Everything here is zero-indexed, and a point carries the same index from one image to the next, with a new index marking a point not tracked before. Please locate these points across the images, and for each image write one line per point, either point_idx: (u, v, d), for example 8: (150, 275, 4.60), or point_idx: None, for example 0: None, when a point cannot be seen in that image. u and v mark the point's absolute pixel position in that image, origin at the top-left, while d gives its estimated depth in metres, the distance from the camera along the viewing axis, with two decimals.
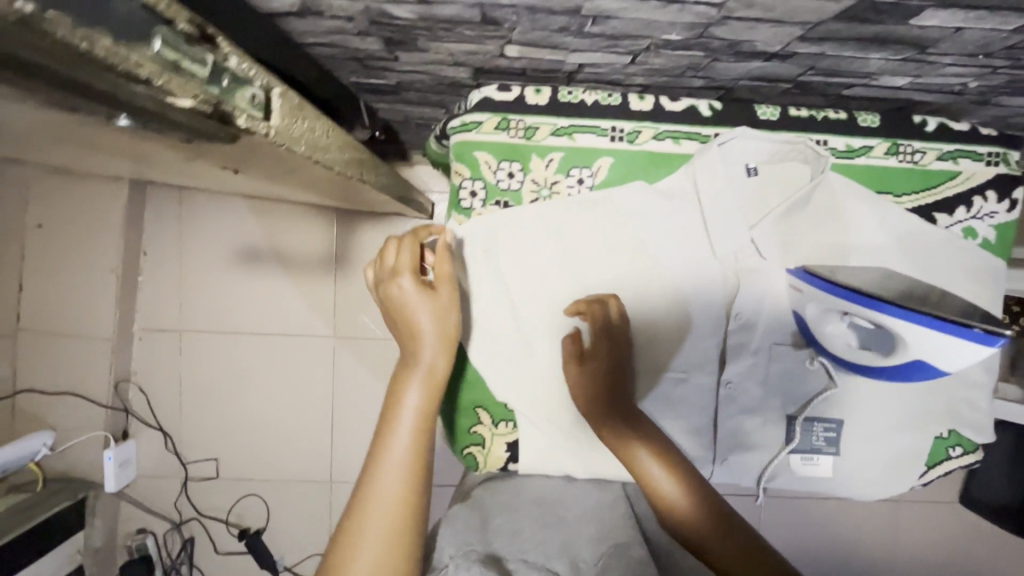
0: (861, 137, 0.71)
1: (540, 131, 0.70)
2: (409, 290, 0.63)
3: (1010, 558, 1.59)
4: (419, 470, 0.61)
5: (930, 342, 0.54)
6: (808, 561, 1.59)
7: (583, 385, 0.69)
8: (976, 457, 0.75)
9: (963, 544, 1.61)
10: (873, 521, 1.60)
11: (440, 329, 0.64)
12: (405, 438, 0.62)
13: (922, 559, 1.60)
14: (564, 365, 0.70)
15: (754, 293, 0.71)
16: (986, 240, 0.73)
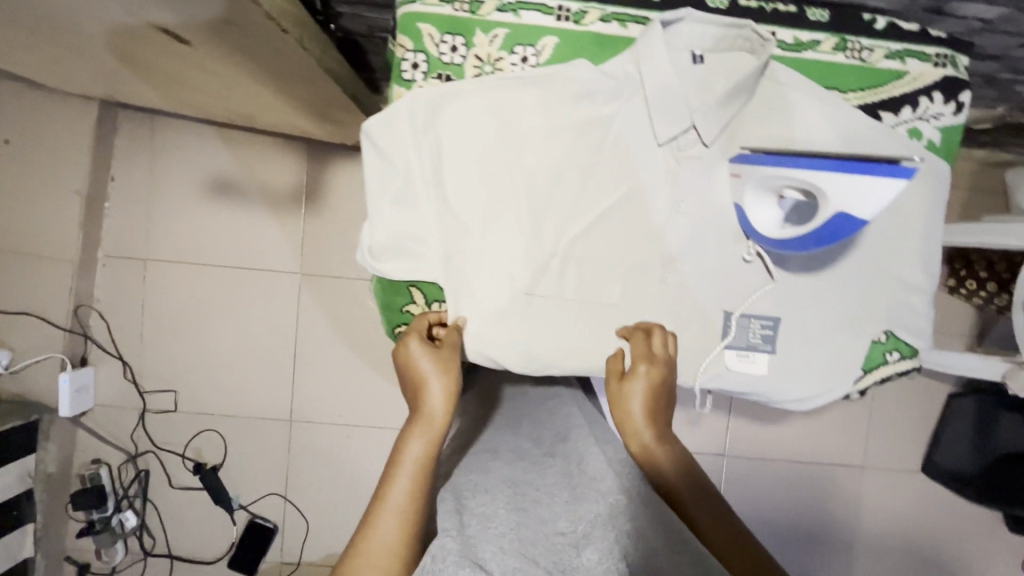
0: (809, 30, 0.71)
1: (485, 6, 0.69)
2: (418, 354, 0.67)
3: (972, 528, 1.59)
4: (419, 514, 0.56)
5: (853, 195, 0.56)
6: (767, 523, 1.58)
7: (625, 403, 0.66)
8: (914, 364, 0.75)
9: (924, 515, 1.60)
10: (835, 487, 1.59)
11: (444, 384, 0.65)
12: (404, 483, 0.57)
13: (880, 528, 1.60)
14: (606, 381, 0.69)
15: (695, 182, 0.71)
16: (931, 142, 0.73)
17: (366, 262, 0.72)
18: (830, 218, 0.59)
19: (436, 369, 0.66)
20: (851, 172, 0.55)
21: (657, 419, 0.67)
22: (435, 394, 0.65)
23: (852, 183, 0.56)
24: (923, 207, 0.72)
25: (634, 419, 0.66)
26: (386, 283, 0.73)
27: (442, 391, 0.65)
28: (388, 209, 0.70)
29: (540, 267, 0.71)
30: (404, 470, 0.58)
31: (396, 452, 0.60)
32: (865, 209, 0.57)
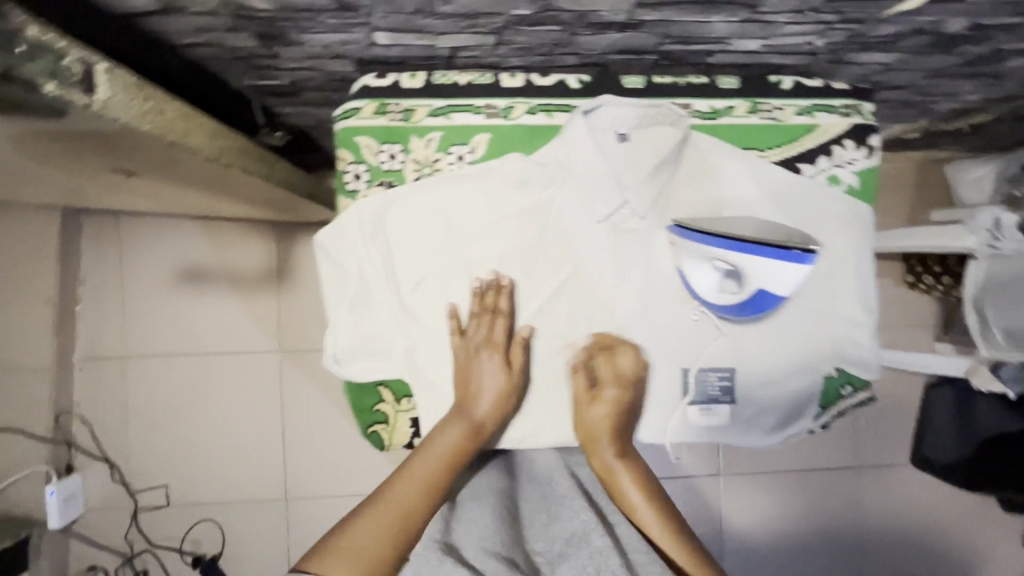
0: (722, 98, 0.76)
1: (418, 113, 0.73)
2: (485, 363, 0.70)
3: (967, 512, 1.63)
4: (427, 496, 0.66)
5: (774, 276, 0.69)
6: (771, 537, 1.60)
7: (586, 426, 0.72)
8: (865, 395, 0.79)
9: (920, 505, 1.63)
10: (831, 491, 1.61)
11: (499, 393, 0.70)
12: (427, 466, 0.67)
13: (880, 525, 1.62)
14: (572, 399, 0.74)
15: (636, 252, 0.75)
16: (850, 186, 0.78)
17: (332, 369, 0.73)
18: (754, 294, 0.70)
19: (499, 374, 0.70)
20: (769, 259, 0.68)
21: (620, 433, 0.72)
22: (488, 394, 0.70)
23: (768, 268, 0.69)
24: (852, 248, 0.77)
25: (598, 439, 0.72)
26: (356, 386, 0.74)
27: (495, 394, 0.70)
28: (348, 316, 0.73)
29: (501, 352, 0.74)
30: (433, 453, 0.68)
31: (437, 433, 0.69)
32: (779, 289, 0.70)
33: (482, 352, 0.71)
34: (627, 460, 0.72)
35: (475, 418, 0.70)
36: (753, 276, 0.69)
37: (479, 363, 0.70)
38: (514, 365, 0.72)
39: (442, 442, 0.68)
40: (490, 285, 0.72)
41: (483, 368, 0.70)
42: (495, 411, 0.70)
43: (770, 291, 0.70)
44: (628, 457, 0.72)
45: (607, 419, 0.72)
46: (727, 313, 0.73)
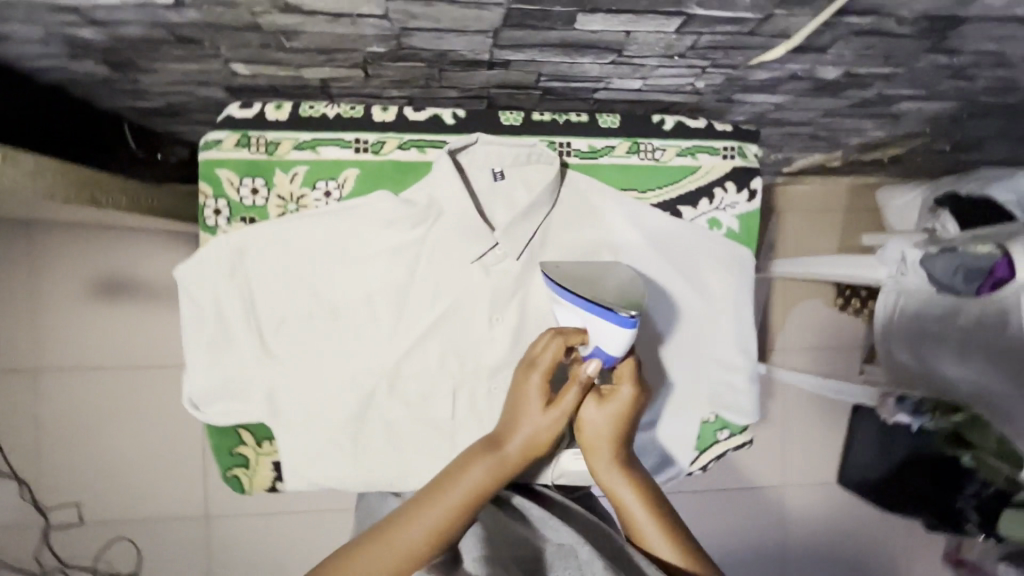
0: (602, 137, 0.75)
1: (282, 146, 0.70)
2: (535, 386, 0.63)
3: (890, 529, 1.66)
4: (444, 534, 0.59)
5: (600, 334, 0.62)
6: None
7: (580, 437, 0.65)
8: (743, 439, 0.79)
9: (845, 522, 1.66)
10: (759, 509, 1.63)
11: (535, 428, 0.63)
12: (452, 501, 0.60)
13: (806, 542, 1.65)
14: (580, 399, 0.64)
15: (509, 294, 0.73)
16: (731, 230, 0.77)
17: (189, 411, 0.71)
18: (592, 348, 0.63)
19: (540, 404, 0.63)
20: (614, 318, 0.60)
21: (628, 451, 0.66)
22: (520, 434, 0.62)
23: (610, 330, 0.61)
24: (729, 292, 0.76)
25: (600, 448, 0.65)
26: (216, 428, 0.72)
27: (533, 431, 0.63)
28: (205, 357, 0.70)
29: (366, 396, 0.71)
30: (456, 488, 0.61)
31: (461, 468, 0.61)
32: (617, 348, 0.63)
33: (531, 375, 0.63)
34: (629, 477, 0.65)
35: (504, 445, 0.62)
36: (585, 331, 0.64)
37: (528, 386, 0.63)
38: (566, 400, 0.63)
39: (466, 479, 0.61)
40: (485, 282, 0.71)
41: (530, 392, 0.63)
42: (533, 444, 0.63)
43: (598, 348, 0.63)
44: (632, 472, 0.65)
45: (612, 433, 0.64)
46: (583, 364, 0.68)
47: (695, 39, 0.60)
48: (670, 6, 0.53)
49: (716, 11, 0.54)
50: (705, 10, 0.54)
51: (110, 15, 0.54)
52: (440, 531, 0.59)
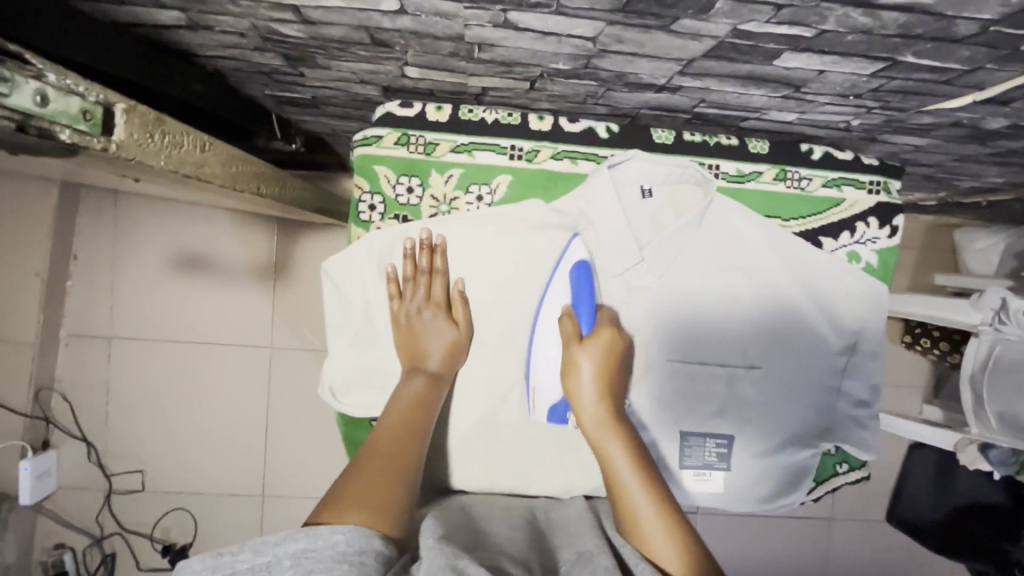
0: (750, 162, 0.76)
1: (440, 147, 0.72)
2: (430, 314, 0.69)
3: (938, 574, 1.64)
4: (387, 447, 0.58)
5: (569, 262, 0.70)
6: None
7: (580, 411, 0.63)
8: (861, 473, 0.80)
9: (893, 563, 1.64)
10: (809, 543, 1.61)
11: (443, 344, 0.68)
12: (389, 419, 0.61)
13: None
14: (568, 345, 0.66)
15: (646, 310, 0.74)
16: (868, 264, 0.78)
17: (327, 401, 0.72)
18: (574, 281, 0.69)
19: (439, 315, 0.69)
20: (552, 274, 0.71)
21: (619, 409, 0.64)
22: (435, 351, 0.68)
23: (558, 271, 0.70)
24: (866, 330, 0.75)
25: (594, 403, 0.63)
26: (349, 419, 0.73)
27: (443, 347, 0.68)
28: (347, 347, 0.71)
29: (499, 401, 0.73)
30: (393, 409, 0.62)
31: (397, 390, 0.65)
32: (578, 252, 0.70)
33: (418, 322, 0.68)
34: (618, 437, 0.61)
35: (433, 374, 0.67)
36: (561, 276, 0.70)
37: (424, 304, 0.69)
38: (458, 317, 0.70)
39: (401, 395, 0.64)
40: (421, 246, 0.70)
41: (434, 315, 0.69)
42: (449, 368, 0.69)
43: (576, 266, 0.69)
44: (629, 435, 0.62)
45: (603, 387, 0.64)
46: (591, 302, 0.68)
47: (883, 82, 0.60)
48: (883, 53, 0.53)
49: (926, 60, 0.54)
50: (917, 58, 0.53)
51: (324, 16, 0.55)
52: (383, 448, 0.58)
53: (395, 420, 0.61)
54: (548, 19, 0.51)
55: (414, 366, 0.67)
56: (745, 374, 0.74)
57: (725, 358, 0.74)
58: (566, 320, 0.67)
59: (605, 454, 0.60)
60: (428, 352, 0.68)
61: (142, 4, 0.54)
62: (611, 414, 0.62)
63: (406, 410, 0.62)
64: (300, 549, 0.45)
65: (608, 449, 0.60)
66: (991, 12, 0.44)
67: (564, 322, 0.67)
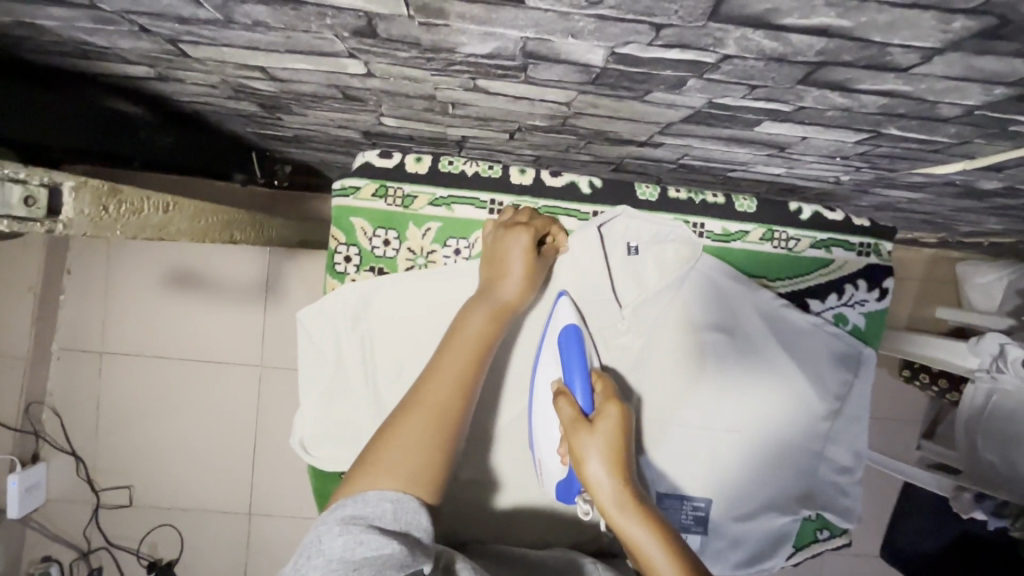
0: (737, 221, 0.74)
1: (418, 200, 0.72)
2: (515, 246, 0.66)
3: None
4: (459, 386, 0.57)
5: (558, 326, 0.68)
6: None
7: (592, 491, 0.57)
8: (842, 540, 0.78)
9: None
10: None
11: (524, 280, 0.65)
12: (456, 358, 0.58)
13: None
14: (570, 425, 0.60)
15: (624, 368, 0.72)
16: (856, 326, 0.76)
17: (298, 454, 0.71)
18: (563, 345, 0.66)
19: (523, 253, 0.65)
20: (542, 341, 0.69)
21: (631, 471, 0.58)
22: (513, 281, 0.64)
23: (548, 333, 0.69)
24: (848, 395, 0.74)
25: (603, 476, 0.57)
26: (320, 473, 0.71)
27: (521, 276, 0.65)
28: (319, 400, 0.70)
29: (471, 457, 0.72)
30: (459, 346, 0.59)
31: (462, 321, 0.61)
32: (564, 317, 0.68)
33: (502, 254, 0.66)
34: (638, 514, 0.55)
35: (503, 309, 0.63)
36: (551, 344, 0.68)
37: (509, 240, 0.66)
38: (542, 256, 0.67)
39: (468, 332, 0.60)
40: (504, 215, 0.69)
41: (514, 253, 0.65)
42: (523, 293, 0.65)
43: (564, 330, 0.67)
44: (643, 507, 0.55)
45: (611, 456, 0.58)
46: (575, 367, 0.65)
47: (870, 149, 0.58)
48: (866, 126, 0.51)
49: (912, 133, 0.52)
50: (902, 132, 0.51)
51: (293, 76, 0.53)
52: (443, 406, 0.55)
53: (461, 357, 0.58)
54: (519, 87, 0.50)
55: (491, 290, 0.64)
56: (726, 437, 0.72)
57: (707, 421, 0.72)
58: (563, 399, 0.62)
59: (626, 534, 0.54)
60: (509, 276, 0.64)
61: (108, 60, 0.53)
62: (625, 491, 0.56)
63: (470, 354, 0.59)
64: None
65: (629, 529, 0.54)
66: (975, 99, 0.42)
67: (563, 403, 0.61)
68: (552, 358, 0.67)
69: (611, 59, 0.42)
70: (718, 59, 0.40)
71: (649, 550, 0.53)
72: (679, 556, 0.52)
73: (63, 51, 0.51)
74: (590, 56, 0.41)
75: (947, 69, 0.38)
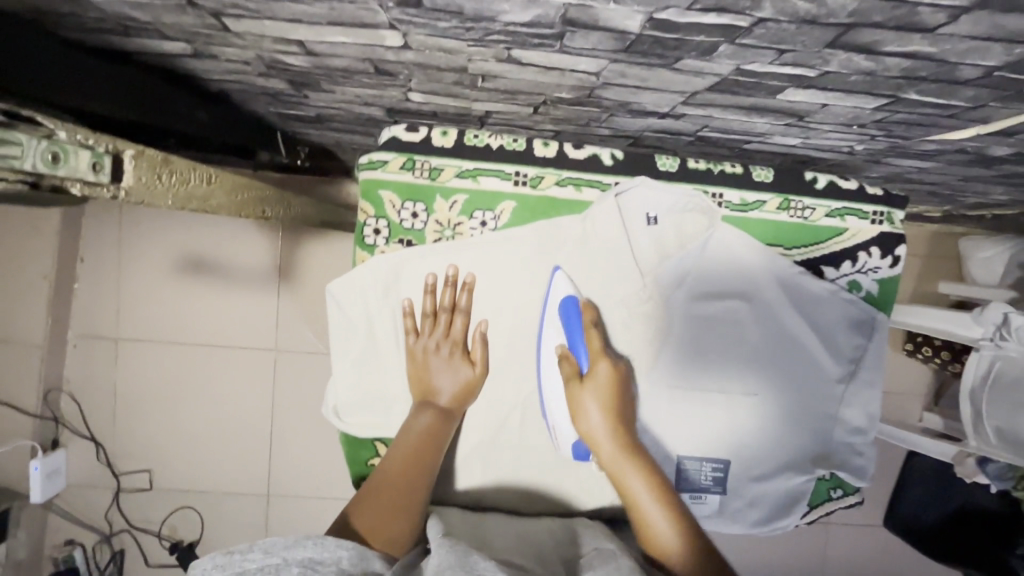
0: (755, 191, 0.76)
1: (445, 173, 0.74)
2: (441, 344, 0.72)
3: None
4: (404, 473, 0.65)
5: (555, 300, 0.72)
6: None
7: (585, 430, 0.69)
8: (855, 498, 0.81)
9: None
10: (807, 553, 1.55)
11: (458, 379, 0.72)
12: (403, 449, 0.67)
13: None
14: (565, 385, 0.70)
15: (647, 335, 0.75)
16: (869, 293, 0.78)
17: (331, 421, 0.75)
18: (563, 317, 0.71)
19: (455, 352, 0.72)
20: (545, 308, 0.73)
21: (620, 405, 0.70)
22: (448, 389, 0.72)
23: (546, 306, 0.73)
24: (864, 356, 0.77)
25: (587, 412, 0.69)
26: (352, 440, 0.75)
27: (455, 386, 0.72)
28: (352, 368, 0.74)
29: (499, 424, 0.75)
30: (405, 439, 0.68)
31: (409, 422, 0.70)
32: (562, 290, 0.72)
33: (433, 357, 0.72)
34: (620, 447, 0.68)
35: (443, 409, 0.71)
36: (551, 320, 0.72)
37: (438, 339, 0.72)
38: (475, 357, 0.73)
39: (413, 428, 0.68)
40: (444, 281, 0.73)
41: (445, 357, 0.72)
42: (461, 405, 0.72)
43: (564, 302, 0.72)
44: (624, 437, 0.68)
45: (602, 395, 0.69)
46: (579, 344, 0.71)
47: (888, 115, 0.60)
48: (887, 91, 0.52)
49: (930, 98, 0.54)
50: (921, 96, 0.53)
51: (329, 50, 0.55)
52: (395, 484, 0.64)
53: (408, 448, 0.67)
54: (552, 56, 0.51)
55: (427, 397, 0.71)
56: (744, 400, 0.75)
57: (726, 385, 0.75)
58: (563, 362, 0.71)
59: (609, 458, 0.68)
60: (440, 382, 0.71)
61: (147, 36, 0.54)
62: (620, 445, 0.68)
63: (413, 448, 0.67)
64: (310, 559, 0.51)
65: (611, 456, 0.68)
66: (995, 59, 0.44)
67: (562, 365, 0.70)
68: (555, 336, 0.72)
69: (648, 25, 0.43)
70: (752, 22, 0.41)
71: (620, 464, 0.67)
72: (646, 469, 0.66)
73: (105, 27, 0.52)
74: (627, 22, 0.43)
75: (972, 28, 0.39)
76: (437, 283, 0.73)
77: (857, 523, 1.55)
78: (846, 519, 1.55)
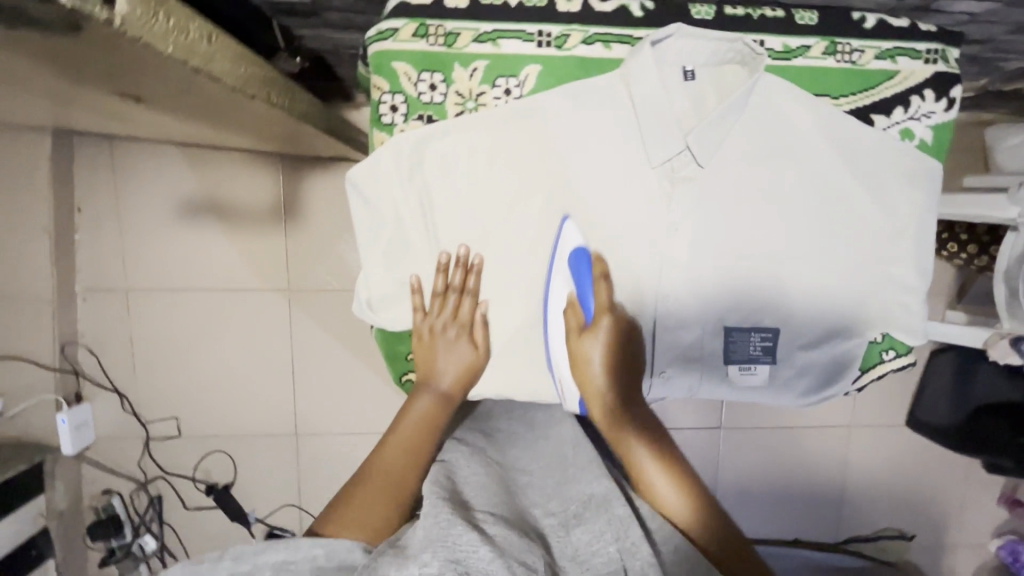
0: (798, 36, 0.72)
1: (462, 37, 0.70)
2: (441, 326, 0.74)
3: (979, 487, 1.61)
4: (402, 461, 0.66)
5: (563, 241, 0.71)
6: (774, 495, 1.57)
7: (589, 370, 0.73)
8: (908, 358, 0.82)
9: (935, 480, 1.60)
10: (835, 456, 1.57)
11: (458, 366, 0.75)
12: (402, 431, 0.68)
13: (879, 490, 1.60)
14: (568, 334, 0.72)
15: (691, 200, 0.74)
16: (923, 141, 0.75)
17: (364, 315, 0.77)
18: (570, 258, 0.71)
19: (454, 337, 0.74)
20: (552, 264, 0.72)
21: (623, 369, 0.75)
22: (450, 372, 0.75)
23: (556, 258, 0.72)
24: (916, 211, 0.75)
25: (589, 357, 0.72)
26: (387, 333, 0.79)
27: (458, 369, 0.75)
28: (382, 256, 0.74)
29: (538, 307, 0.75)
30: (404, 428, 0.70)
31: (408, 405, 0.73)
32: (572, 238, 0.71)
33: (438, 339, 0.75)
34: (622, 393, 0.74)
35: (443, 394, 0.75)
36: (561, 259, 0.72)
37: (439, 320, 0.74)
38: (476, 340, 0.76)
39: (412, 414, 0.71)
40: (453, 262, 0.73)
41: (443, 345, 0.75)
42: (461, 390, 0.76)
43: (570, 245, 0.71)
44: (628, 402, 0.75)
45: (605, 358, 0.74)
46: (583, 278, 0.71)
47: None
48: None
49: None
50: None
51: None
52: None
53: None
54: None
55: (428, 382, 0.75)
56: (790, 266, 0.75)
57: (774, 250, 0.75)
58: (570, 312, 0.71)
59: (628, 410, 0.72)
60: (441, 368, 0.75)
61: None
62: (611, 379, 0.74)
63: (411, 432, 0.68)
64: None
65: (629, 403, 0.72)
66: None
67: (568, 315, 0.72)
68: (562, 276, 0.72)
69: None
70: None
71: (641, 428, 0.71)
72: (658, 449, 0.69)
73: None
74: None
75: None
76: (450, 262, 0.73)
77: (881, 424, 1.56)
78: (871, 421, 1.56)
